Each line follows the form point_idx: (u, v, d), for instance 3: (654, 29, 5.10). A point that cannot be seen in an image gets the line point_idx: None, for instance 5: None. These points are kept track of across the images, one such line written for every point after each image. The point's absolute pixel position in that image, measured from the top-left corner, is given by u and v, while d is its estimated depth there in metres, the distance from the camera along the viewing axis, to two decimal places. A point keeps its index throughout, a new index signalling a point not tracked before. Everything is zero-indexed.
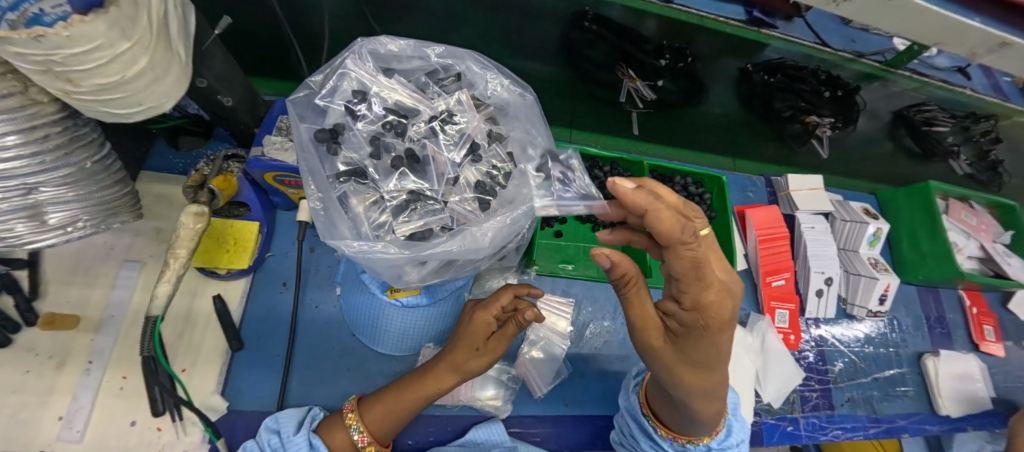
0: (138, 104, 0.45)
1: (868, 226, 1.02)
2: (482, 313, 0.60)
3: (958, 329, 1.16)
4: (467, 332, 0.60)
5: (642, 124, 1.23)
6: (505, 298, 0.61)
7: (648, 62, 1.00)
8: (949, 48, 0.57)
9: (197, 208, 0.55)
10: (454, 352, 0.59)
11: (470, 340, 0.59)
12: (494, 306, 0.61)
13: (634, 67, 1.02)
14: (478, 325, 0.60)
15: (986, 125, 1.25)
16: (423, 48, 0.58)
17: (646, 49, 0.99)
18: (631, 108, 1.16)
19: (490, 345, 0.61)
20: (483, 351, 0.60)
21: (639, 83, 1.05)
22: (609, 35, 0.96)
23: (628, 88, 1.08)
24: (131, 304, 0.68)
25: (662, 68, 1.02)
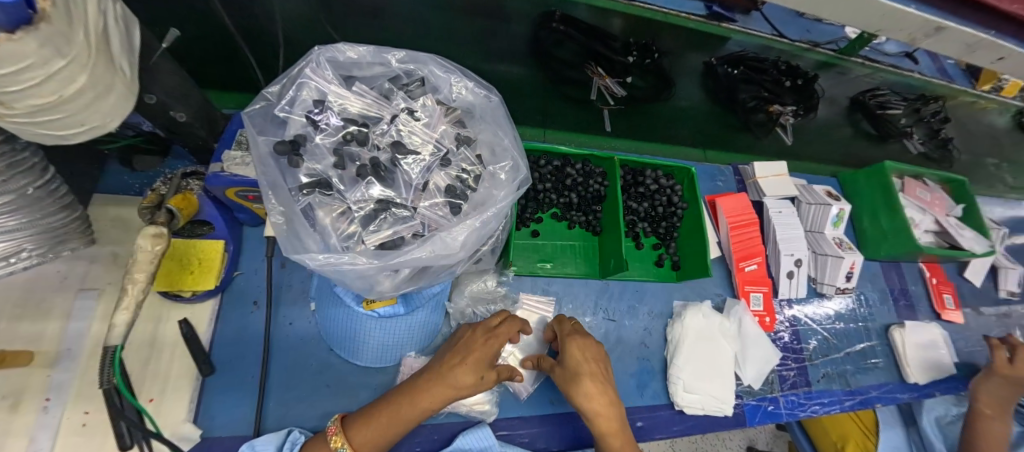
0: (80, 124, 0.43)
1: (832, 208, 1.05)
2: (486, 341, 0.63)
3: (920, 300, 1.22)
4: (471, 357, 0.61)
5: (614, 121, 1.20)
6: (509, 331, 0.65)
7: (617, 59, 1.02)
8: (890, 34, 0.61)
9: (155, 230, 0.53)
10: (454, 368, 0.59)
11: (476, 359, 0.61)
12: (500, 337, 0.64)
13: (603, 65, 1.03)
14: (485, 346, 0.62)
15: (935, 106, 1.32)
16: (383, 53, 0.57)
17: (614, 47, 1.02)
18: (602, 104, 1.14)
19: (490, 375, 0.62)
20: (484, 381, 0.61)
21: (609, 81, 1.05)
22: (577, 35, 0.99)
23: (598, 85, 1.08)
24: (90, 334, 0.65)
25: (631, 65, 1.04)
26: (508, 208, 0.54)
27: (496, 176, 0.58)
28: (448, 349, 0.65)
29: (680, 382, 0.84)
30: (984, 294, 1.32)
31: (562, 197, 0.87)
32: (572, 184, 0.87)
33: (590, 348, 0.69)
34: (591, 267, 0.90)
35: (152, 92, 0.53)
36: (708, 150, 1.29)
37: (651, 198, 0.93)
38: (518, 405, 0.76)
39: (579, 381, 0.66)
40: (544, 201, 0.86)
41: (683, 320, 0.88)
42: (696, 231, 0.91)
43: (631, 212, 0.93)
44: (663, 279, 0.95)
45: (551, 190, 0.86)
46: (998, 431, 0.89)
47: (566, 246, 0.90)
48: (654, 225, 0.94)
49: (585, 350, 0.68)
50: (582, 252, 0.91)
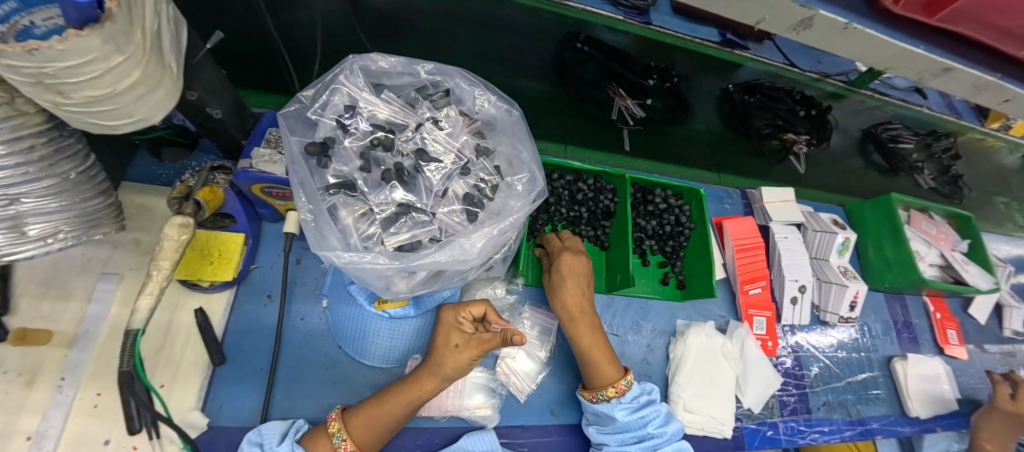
0: (128, 116, 0.45)
1: (837, 236, 1.07)
2: (453, 314, 0.62)
3: (923, 333, 1.22)
4: (443, 335, 0.61)
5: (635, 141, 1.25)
6: (476, 306, 0.62)
7: (637, 82, 1.03)
8: (900, 73, 0.63)
9: (182, 219, 0.55)
10: (434, 354, 0.60)
11: (447, 339, 0.60)
12: (464, 308, 0.62)
13: (625, 86, 1.05)
14: (453, 324, 0.61)
15: (946, 142, 1.33)
16: (413, 65, 0.60)
17: (634, 69, 1.03)
18: (622, 124, 1.19)
19: (469, 341, 0.59)
20: (462, 348, 0.59)
21: (629, 102, 1.07)
22: (599, 56, 1.01)
23: (619, 105, 1.10)
24: (109, 317, 0.66)
25: (651, 88, 1.05)
26: (524, 218, 0.56)
27: (513, 187, 0.60)
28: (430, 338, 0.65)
29: (681, 401, 0.84)
30: (988, 332, 1.31)
31: (571, 210, 0.88)
32: (583, 199, 0.89)
33: (574, 261, 0.75)
34: (598, 281, 0.92)
35: (193, 89, 0.55)
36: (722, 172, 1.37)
37: (660, 216, 0.94)
38: (518, 413, 0.77)
39: (561, 288, 0.74)
40: (555, 214, 0.88)
41: (686, 339, 0.89)
42: (703, 251, 0.92)
43: (639, 229, 0.95)
44: (668, 297, 0.96)
45: (562, 204, 0.87)
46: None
47: None
48: (661, 244, 0.96)
49: (572, 266, 0.75)
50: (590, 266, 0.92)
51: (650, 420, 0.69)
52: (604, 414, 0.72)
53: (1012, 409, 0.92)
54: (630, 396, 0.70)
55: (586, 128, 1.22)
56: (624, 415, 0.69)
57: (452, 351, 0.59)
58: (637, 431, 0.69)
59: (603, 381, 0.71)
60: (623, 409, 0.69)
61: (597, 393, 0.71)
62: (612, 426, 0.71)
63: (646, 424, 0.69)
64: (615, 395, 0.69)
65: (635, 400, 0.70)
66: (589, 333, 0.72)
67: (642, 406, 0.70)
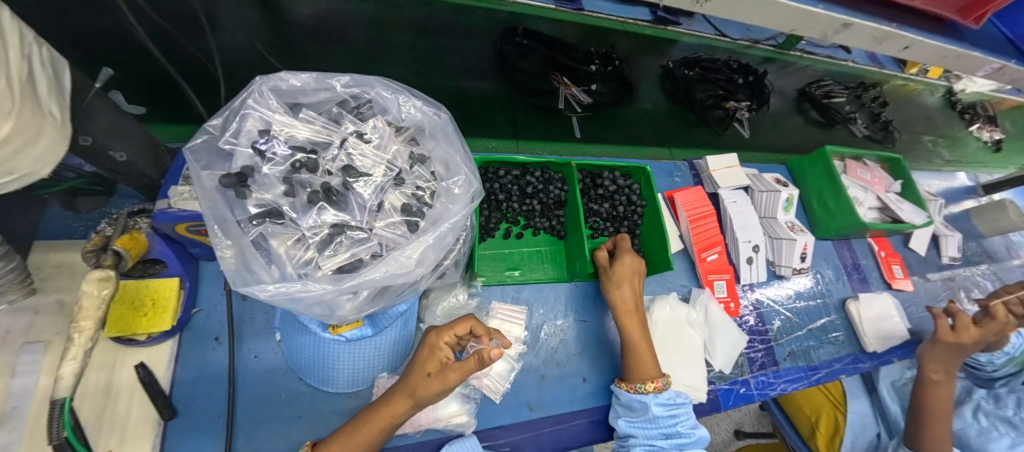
0: (9, 173, 0.42)
1: (782, 193, 1.11)
2: (435, 337, 0.60)
3: (872, 272, 1.30)
4: (421, 358, 0.59)
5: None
6: (459, 326, 0.61)
7: (580, 68, 1.06)
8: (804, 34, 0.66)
9: (101, 273, 0.51)
10: (407, 378, 0.58)
11: (423, 364, 0.58)
12: (449, 331, 0.61)
13: (568, 75, 1.07)
14: (431, 348, 0.59)
15: (874, 92, 1.46)
16: (327, 79, 0.57)
17: (576, 57, 1.07)
18: (569, 112, 1.12)
19: (441, 369, 0.56)
20: (433, 377, 0.56)
21: (575, 89, 1.08)
22: (540, 48, 1.04)
23: (565, 94, 1.10)
24: (38, 390, 0.61)
25: (594, 73, 1.08)
26: (464, 221, 0.56)
27: (451, 191, 0.59)
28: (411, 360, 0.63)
29: None
30: (928, 262, 1.41)
31: (523, 205, 0.88)
32: (533, 191, 0.88)
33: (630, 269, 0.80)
34: (560, 270, 0.92)
35: (88, 133, 0.51)
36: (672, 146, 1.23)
37: (610, 199, 0.96)
38: (496, 413, 0.77)
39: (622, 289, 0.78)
40: (507, 210, 0.88)
41: (652, 314, 0.91)
42: (657, 227, 0.94)
43: (593, 214, 0.96)
44: None
45: (513, 199, 0.88)
46: (943, 389, 0.96)
47: (533, 252, 0.92)
48: (616, 225, 0.97)
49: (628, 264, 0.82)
50: (549, 257, 0.93)
51: (681, 421, 0.69)
52: (637, 406, 0.72)
53: (954, 339, 0.98)
54: (666, 393, 0.71)
55: None
56: (660, 410, 0.69)
57: (424, 380, 0.56)
58: (666, 429, 0.69)
59: (641, 375, 0.73)
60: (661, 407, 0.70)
61: (636, 385, 0.72)
62: (642, 421, 0.70)
63: (676, 424, 0.69)
64: (653, 390, 0.71)
65: (671, 404, 0.71)
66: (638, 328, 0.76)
67: (676, 405, 0.71)
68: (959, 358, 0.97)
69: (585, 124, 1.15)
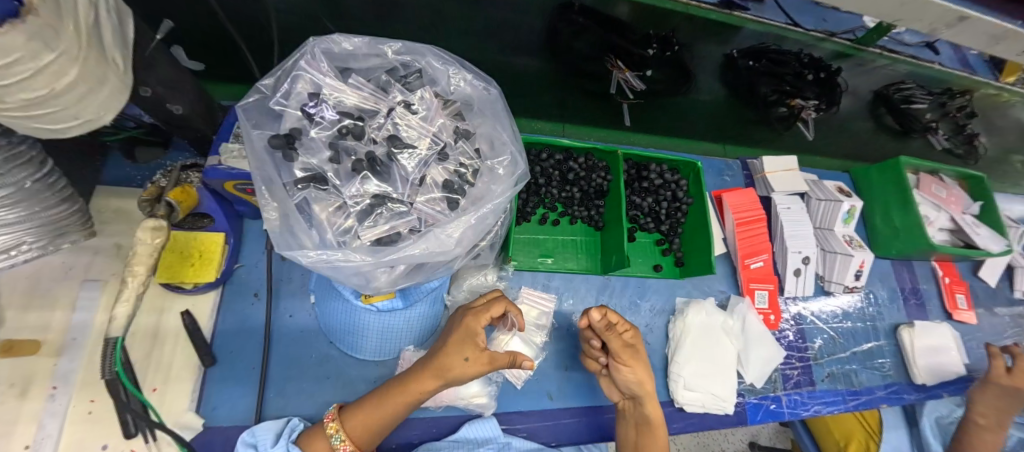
0: (75, 118, 0.43)
1: (843, 204, 1.03)
2: (473, 320, 0.59)
3: (931, 299, 1.19)
4: (456, 341, 0.58)
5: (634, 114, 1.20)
6: (496, 308, 0.61)
7: (636, 52, 0.97)
8: (909, 25, 0.58)
9: (154, 222, 0.53)
10: (441, 358, 0.57)
11: (460, 349, 0.57)
12: (486, 314, 0.60)
13: (623, 58, 0.99)
14: (470, 332, 0.58)
15: (962, 100, 1.28)
16: (379, 45, 0.56)
17: (632, 38, 0.98)
18: (620, 98, 1.12)
19: (479, 354, 0.57)
20: (471, 362, 0.57)
21: (628, 75, 1.02)
22: (596, 27, 0.95)
23: (617, 79, 1.04)
24: (95, 325, 0.66)
25: (650, 58, 1.00)
26: (505, 203, 0.54)
27: (495, 171, 0.57)
28: (439, 335, 0.62)
29: (680, 380, 0.83)
30: (999, 295, 1.28)
31: (562, 191, 0.85)
32: (575, 179, 0.86)
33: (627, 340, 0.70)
34: (593, 262, 0.89)
35: (148, 84, 0.52)
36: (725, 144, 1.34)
37: (655, 193, 0.92)
38: (517, 399, 0.76)
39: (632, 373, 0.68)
40: (545, 196, 0.85)
41: (686, 317, 0.87)
42: (702, 227, 0.88)
43: (634, 207, 0.92)
44: (667, 276, 0.94)
45: (552, 185, 0.85)
46: (990, 441, 0.89)
47: (568, 241, 0.89)
48: (657, 221, 0.93)
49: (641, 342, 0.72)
50: (584, 247, 0.90)
51: None
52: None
53: (1011, 383, 0.90)
54: None
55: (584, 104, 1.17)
56: None
57: (462, 364, 0.56)
58: None
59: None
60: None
61: None
62: None
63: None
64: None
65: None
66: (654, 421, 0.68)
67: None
68: (1011, 409, 0.90)
69: (637, 111, 1.19)
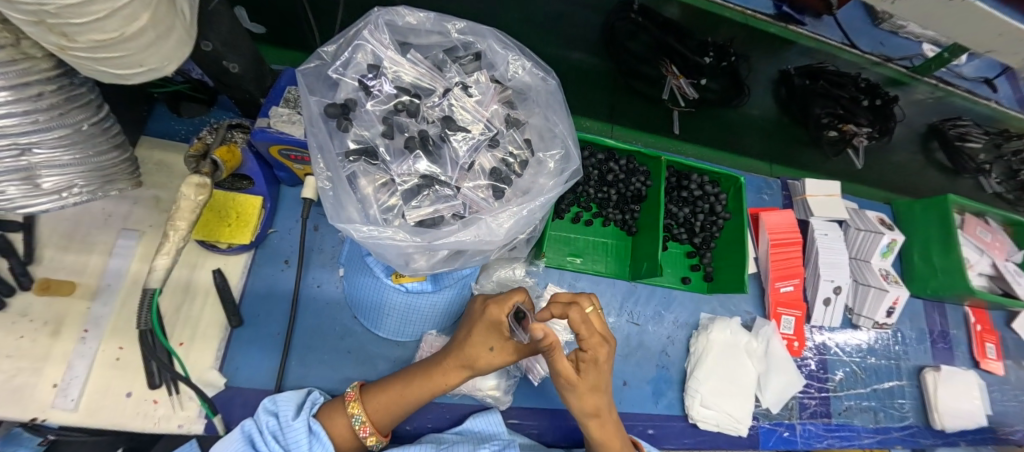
0: (139, 65, 0.42)
1: (884, 237, 0.99)
2: (495, 309, 0.57)
3: (960, 345, 1.15)
4: (480, 332, 0.56)
5: (684, 123, 1.19)
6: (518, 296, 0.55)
7: (692, 59, 0.94)
8: (1000, 57, 0.55)
9: (199, 179, 0.52)
10: (466, 350, 0.56)
11: (485, 340, 0.56)
12: (509, 303, 0.55)
13: (678, 64, 0.98)
14: (493, 326, 0.54)
15: (1019, 143, 1.22)
16: (443, 22, 0.55)
17: (689, 45, 0.94)
18: (672, 105, 1.11)
19: (504, 345, 0.56)
20: (495, 352, 0.56)
21: (682, 82, 1.01)
22: (653, 28, 0.92)
23: (671, 85, 1.04)
24: (129, 274, 0.66)
25: (706, 67, 0.96)
26: (554, 199, 0.52)
27: (544, 164, 0.56)
28: (461, 325, 0.62)
29: (697, 396, 0.81)
30: None
31: (600, 192, 0.84)
32: (613, 180, 0.84)
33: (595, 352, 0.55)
34: (621, 267, 0.88)
35: (208, 39, 0.52)
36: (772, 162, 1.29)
37: (693, 204, 0.90)
38: (531, 395, 0.76)
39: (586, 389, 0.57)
40: (582, 194, 0.84)
41: (710, 333, 0.85)
42: (737, 244, 0.86)
43: (670, 216, 0.90)
44: (694, 289, 0.92)
45: (590, 185, 0.83)
46: None
47: (598, 243, 0.87)
48: (691, 233, 0.91)
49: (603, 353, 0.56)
50: (614, 251, 0.88)
51: None
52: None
53: None
54: None
55: (637, 104, 1.16)
56: None
57: (489, 356, 0.56)
58: None
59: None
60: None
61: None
62: None
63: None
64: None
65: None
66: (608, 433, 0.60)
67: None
68: None
69: (686, 120, 1.18)
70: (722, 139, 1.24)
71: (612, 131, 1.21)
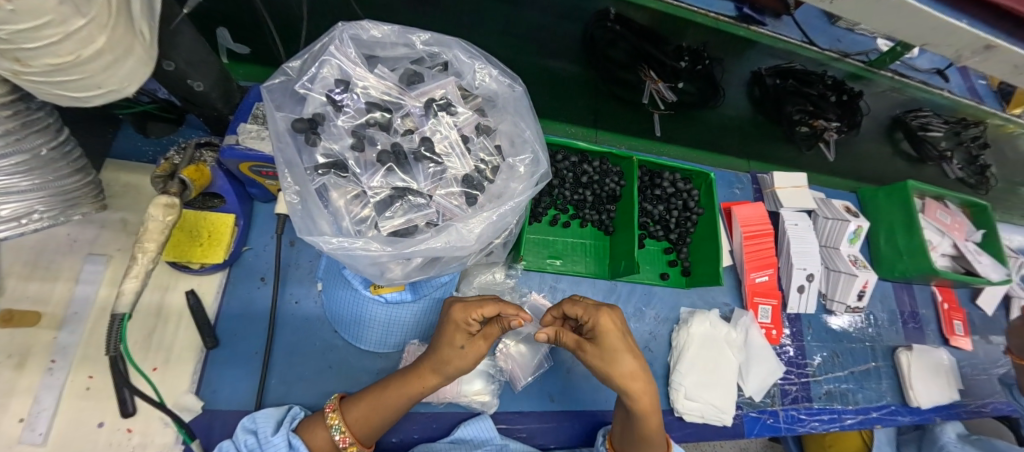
0: (98, 87, 0.42)
1: (850, 224, 1.03)
2: (461, 313, 0.56)
3: (930, 324, 1.20)
4: (447, 332, 0.56)
5: (665, 125, 1.17)
6: (488, 305, 0.57)
7: (668, 63, 1.02)
8: (936, 49, 0.58)
9: (167, 199, 0.51)
10: (436, 352, 0.57)
11: (451, 339, 0.56)
12: (475, 308, 0.56)
13: (656, 69, 1.02)
14: (458, 323, 0.56)
15: (975, 131, 1.30)
16: (408, 34, 0.55)
17: (665, 50, 1.02)
18: (653, 109, 1.11)
19: (473, 342, 0.56)
20: (467, 349, 0.56)
21: (661, 86, 1.04)
22: (630, 35, 0.99)
23: (650, 90, 1.06)
24: (98, 300, 0.65)
25: (682, 71, 1.03)
26: (525, 202, 0.53)
27: (514, 169, 0.57)
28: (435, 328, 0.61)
29: (681, 389, 0.83)
30: (995, 323, 1.29)
31: (575, 193, 0.85)
32: (588, 181, 0.86)
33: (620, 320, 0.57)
34: (600, 266, 0.89)
35: (171, 58, 0.51)
36: (751, 159, 1.24)
37: (667, 201, 0.92)
38: (517, 400, 0.76)
39: (618, 358, 0.56)
40: (558, 197, 0.86)
41: (689, 327, 0.87)
42: (711, 237, 0.88)
43: (645, 214, 0.92)
44: (672, 284, 0.94)
45: (565, 187, 0.85)
46: None
47: (576, 244, 0.89)
48: (666, 229, 0.93)
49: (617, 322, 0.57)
50: (592, 251, 0.89)
51: None
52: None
53: None
54: None
55: (616, 113, 1.14)
56: None
57: (457, 353, 0.56)
58: None
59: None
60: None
61: None
62: None
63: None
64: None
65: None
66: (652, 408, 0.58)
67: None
68: None
69: (667, 123, 1.16)
70: (703, 142, 1.21)
71: (596, 135, 1.11)
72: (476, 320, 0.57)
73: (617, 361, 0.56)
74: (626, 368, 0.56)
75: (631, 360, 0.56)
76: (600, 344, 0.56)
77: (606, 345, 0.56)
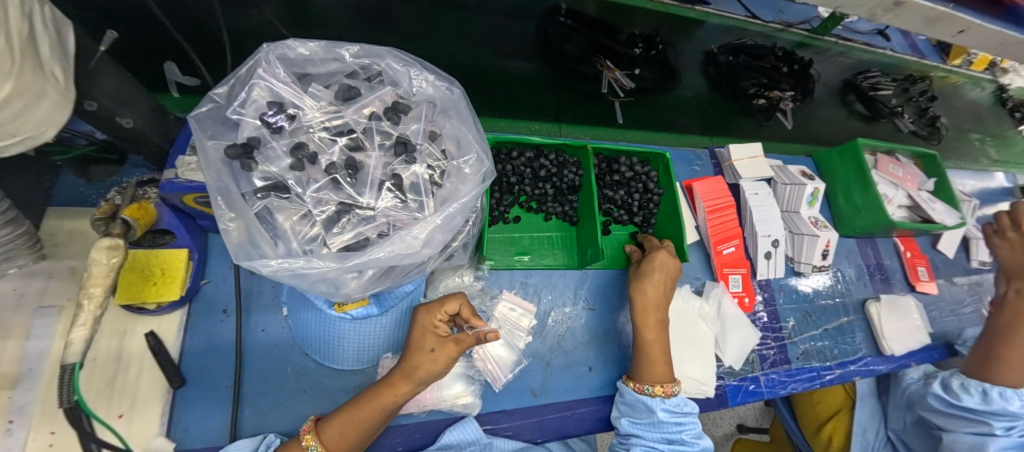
0: (13, 135, 0.40)
1: (807, 187, 1.06)
2: (428, 316, 0.60)
3: (895, 273, 1.24)
4: (417, 337, 0.59)
5: (625, 112, 1.20)
6: (451, 303, 0.60)
7: (623, 51, 1.03)
8: (850, 11, 0.60)
9: (110, 241, 0.50)
10: (407, 359, 0.58)
11: (422, 343, 0.58)
12: (439, 309, 0.60)
13: (611, 58, 1.04)
14: (427, 327, 0.59)
15: (923, 85, 1.37)
16: (337, 49, 0.55)
17: (618, 39, 1.03)
18: (613, 97, 1.13)
19: (443, 344, 0.58)
20: (437, 352, 0.57)
21: (618, 74, 1.06)
22: (582, 28, 1.00)
23: (608, 79, 1.08)
24: (52, 354, 0.62)
25: (638, 57, 1.05)
26: (473, 202, 0.53)
27: (461, 171, 0.56)
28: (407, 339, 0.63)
29: None
30: (956, 265, 1.34)
31: (536, 188, 0.86)
32: (546, 175, 0.87)
33: (670, 264, 0.78)
34: (570, 257, 0.90)
35: (93, 98, 0.50)
36: (710, 134, 1.30)
37: (628, 185, 0.93)
38: (498, 399, 0.76)
39: (647, 278, 0.76)
40: (519, 193, 0.86)
41: None
42: (673, 214, 0.91)
43: (608, 200, 0.94)
44: None
45: (525, 183, 0.86)
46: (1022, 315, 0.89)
47: (544, 238, 0.90)
48: (631, 213, 0.95)
49: (665, 263, 0.78)
50: (560, 243, 0.91)
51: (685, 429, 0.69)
52: (641, 408, 0.71)
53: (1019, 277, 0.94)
54: (673, 400, 0.70)
55: (576, 104, 1.18)
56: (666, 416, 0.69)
57: (428, 356, 0.57)
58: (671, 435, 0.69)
59: (651, 377, 0.72)
60: (665, 410, 0.69)
61: (645, 387, 0.71)
62: (647, 420, 0.70)
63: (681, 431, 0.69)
64: (661, 394, 0.70)
65: (675, 408, 0.70)
66: (654, 330, 0.73)
67: (682, 415, 0.71)
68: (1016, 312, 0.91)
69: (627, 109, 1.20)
70: (660, 124, 1.26)
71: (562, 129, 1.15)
72: (442, 322, 0.60)
73: (648, 282, 0.76)
74: (648, 285, 0.75)
75: (655, 287, 0.76)
76: (645, 266, 0.78)
77: (649, 265, 0.78)
